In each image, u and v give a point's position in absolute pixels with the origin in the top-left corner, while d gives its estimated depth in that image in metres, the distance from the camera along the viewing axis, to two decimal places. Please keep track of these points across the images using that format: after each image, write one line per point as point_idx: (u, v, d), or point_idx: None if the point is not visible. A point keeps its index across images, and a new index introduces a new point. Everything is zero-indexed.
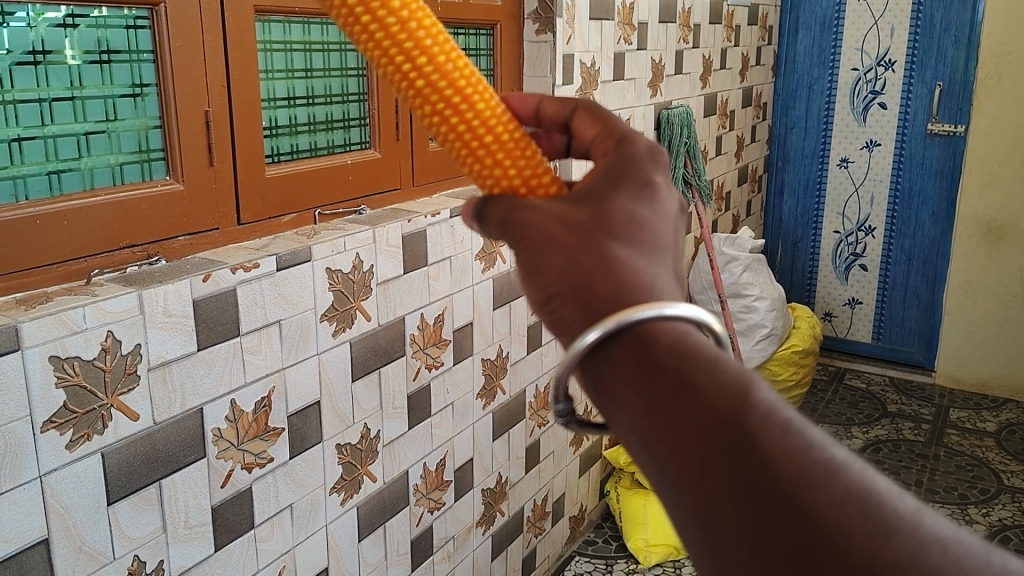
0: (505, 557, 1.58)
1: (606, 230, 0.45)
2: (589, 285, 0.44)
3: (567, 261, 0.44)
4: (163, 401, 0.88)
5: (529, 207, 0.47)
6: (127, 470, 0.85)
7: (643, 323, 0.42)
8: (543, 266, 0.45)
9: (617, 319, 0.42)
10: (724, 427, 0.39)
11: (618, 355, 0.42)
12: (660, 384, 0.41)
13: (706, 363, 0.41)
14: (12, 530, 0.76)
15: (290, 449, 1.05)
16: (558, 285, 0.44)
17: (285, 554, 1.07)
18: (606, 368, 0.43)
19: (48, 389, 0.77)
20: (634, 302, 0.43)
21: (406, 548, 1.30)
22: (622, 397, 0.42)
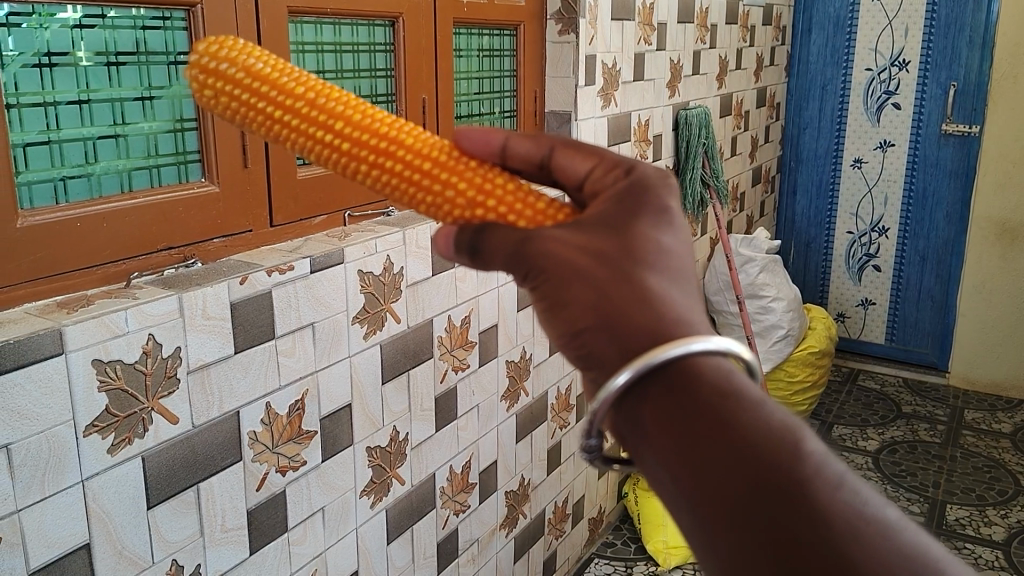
0: (527, 559, 1.58)
1: (637, 262, 0.47)
2: (624, 319, 0.45)
3: (593, 293, 0.46)
4: (202, 404, 0.87)
5: (543, 238, 0.49)
6: (166, 473, 0.85)
7: (687, 357, 0.44)
8: (570, 299, 0.47)
9: (659, 352, 0.43)
10: (771, 473, 0.41)
11: (664, 390, 0.44)
12: (707, 423, 0.42)
13: (754, 408, 0.43)
14: (56, 535, 0.76)
15: (322, 452, 1.05)
16: (587, 318, 0.46)
17: (317, 557, 1.06)
18: (648, 401, 0.44)
19: (91, 393, 0.76)
20: (674, 339, 0.44)
21: (432, 550, 1.29)
22: (662, 434, 0.43)
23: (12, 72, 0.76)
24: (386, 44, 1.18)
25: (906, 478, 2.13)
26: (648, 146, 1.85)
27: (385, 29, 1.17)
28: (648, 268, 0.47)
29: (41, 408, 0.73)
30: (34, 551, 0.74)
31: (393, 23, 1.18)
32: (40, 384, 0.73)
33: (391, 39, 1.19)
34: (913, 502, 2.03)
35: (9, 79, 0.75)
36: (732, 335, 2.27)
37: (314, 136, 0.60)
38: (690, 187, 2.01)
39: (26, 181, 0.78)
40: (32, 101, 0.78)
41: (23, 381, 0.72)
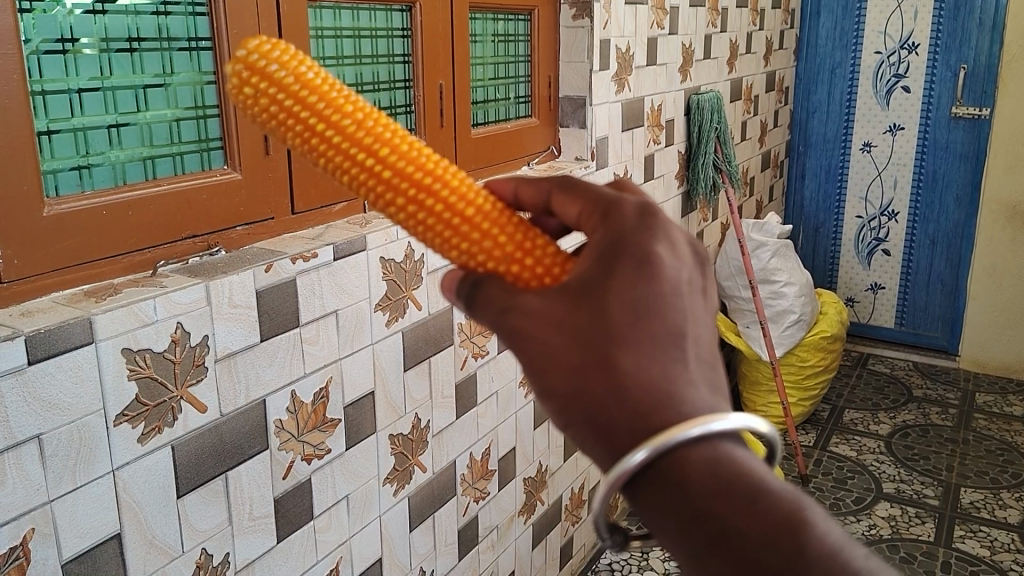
0: (545, 545, 1.58)
1: (601, 335, 0.43)
2: (598, 414, 0.42)
3: (572, 384, 0.43)
4: (228, 392, 0.87)
5: (521, 317, 0.46)
6: (195, 462, 0.85)
7: (667, 453, 0.40)
8: (551, 388, 0.44)
9: (658, 443, 0.40)
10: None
11: (655, 488, 0.41)
12: (700, 534, 0.40)
13: (750, 509, 0.40)
14: (87, 525, 0.76)
15: (346, 440, 1.05)
16: (569, 410, 0.43)
17: (341, 544, 1.06)
18: (640, 502, 0.42)
19: (120, 382, 0.76)
20: (649, 433, 0.41)
21: (453, 537, 1.29)
22: (658, 530, 0.42)
23: (36, 57, 0.75)
24: (404, 29, 1.17)
25: (918, 461, 2.13)
26: (661, 131, 1.84)
27: (402, 14, 1.17)
28: (624, 345, 0.42)
29: (71, 399, 0.73)
30: (66, 541, 0.74)
31: (410, 8, 1.17)
32: (70, 374, 0.72)
33: (408, 24, 1.18)
34: (926, 486, 2.03)
35: (32, 64, 0.74)
36: (743, 321, 2.27)
37: (354, 158, 0.53)
38: (702, 171, 1.99)
39: (51, 169, 0.77)
40: (56, 88, 0.77)
41: (53, 370, 0.71)
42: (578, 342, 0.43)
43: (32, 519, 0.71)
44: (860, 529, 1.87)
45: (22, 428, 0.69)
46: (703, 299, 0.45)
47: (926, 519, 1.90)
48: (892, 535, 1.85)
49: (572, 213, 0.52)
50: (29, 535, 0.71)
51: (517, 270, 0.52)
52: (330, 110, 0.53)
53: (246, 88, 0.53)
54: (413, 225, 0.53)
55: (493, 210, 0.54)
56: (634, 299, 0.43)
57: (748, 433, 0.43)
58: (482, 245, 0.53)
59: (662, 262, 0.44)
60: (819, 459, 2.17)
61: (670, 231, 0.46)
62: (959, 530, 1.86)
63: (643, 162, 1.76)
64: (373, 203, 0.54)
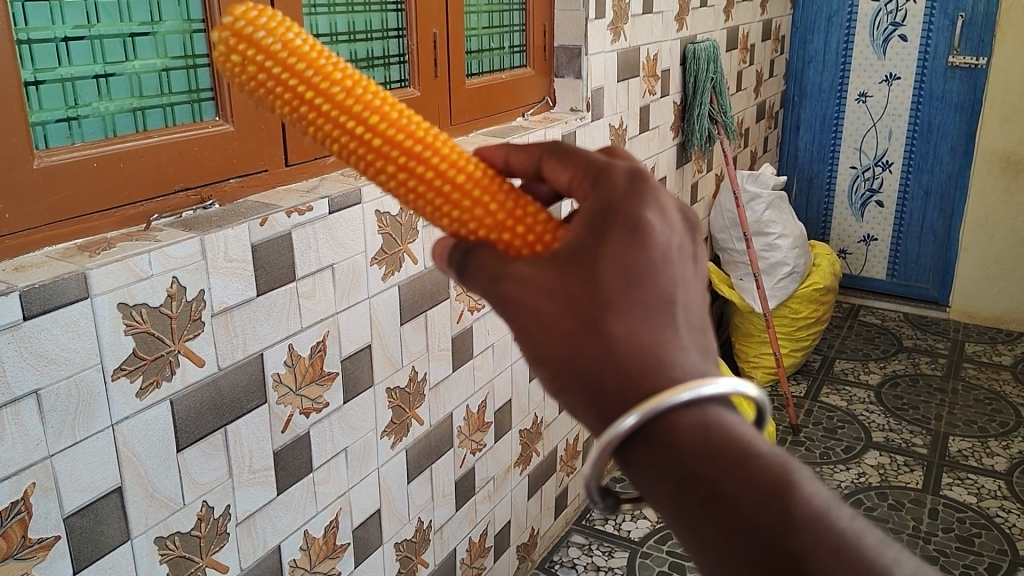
0: (541, 495, 1.60)
1: (592, 302, 0.43)
2: (590, 380, 0.43)
3: (562, 350, 0.43)
4: (226, 347, 0.87)
5: (511, 284, 0.46)
6: (194, 415, 0.85)
7: (656, 417, 0.41)
8: (542, 354, 0.44)
9: (650, 408, 0.41)
10: (764, 546, 0.40)
11: (647, 452, 0.42)
12: (691, 497, 0.41)
13: (738, 474, 0.41)
14: (88, 479, 0.76)
15: (344, 394, 1.05)
16: (562, 376, 0.44)
17: (341, 496, 1.07)
18: (631, 466, 0.42)
19: (117, 336, 0.75)
20: (640, 400, 0.41)
21: (450, 489, 1.30)
22: (649, 494, 0.42)
23: (21, 3, 0.72)
24: None
25: (907, 411, 2.16)
26: (657, 82, 1.82)
27: None
28: (615, 313, 0.42)
29: (68, 353, 0.72)
30: (67, 496, 0.74)
31: None
32: (66, 328, 0.71)
33: None
34: (915, 434, 2.05)
35: (17, 11, 0.72)
36: (737, 273, 2.27)
37: (345, 127, 0.52)
38: (698, 122, 1.97)
39: (40, 121, 0.76)
40: (42, 37, 0.75)
41: (49, 324, 0.70)
42: (570, 311, 0.43)
43: (32, 474, 0.71)
44: (850, 477, 1.90)
45: (20, 383, 0.69)
46: (693, 265, 0.45)
47: (914, 467, 1.92)
48: (880, 482, 1.88)
49: (563, 178, 0.50)
50: (30, 489, 0.71)
51: (508, 239, 0.52)
52: (319, 77, 0.51)
53: (232, 55, 0.51)
54: (405, 194, 0.53)
55: (485, 176, 0.54)
56: (624, 266, 0.43)
57: (736, 396, 0.44)
58: (474, 212, 0.52)
59: (653, 229, 0.44)
60: (810, 408, 2.19)
61: (661, 195, 0.45)
62: (947, 477, 1.89)
63: (638, 113, 1.74)
64: (363, 171, 0.53)
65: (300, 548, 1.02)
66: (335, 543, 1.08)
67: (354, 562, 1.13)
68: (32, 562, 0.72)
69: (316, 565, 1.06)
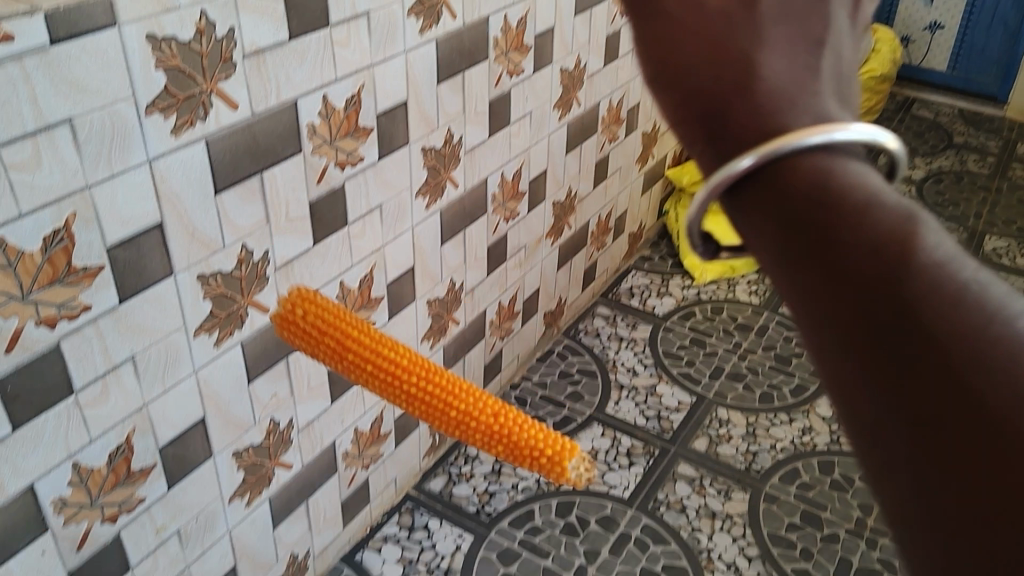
0: (570, 268, 1.81)
1: (742, 32, 0.44)
2: (726, 113, 0.44)
3: (701, 80, 0.44)
4: (259, 92, 0.93)
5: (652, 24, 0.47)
6: (230, 159, 0.94)
7: (786, 152, 0.42)
8: (674, 93, 0.45)
9: (769, 148, 0.42)
10: (872, 291, 0.39)
11: (763, 193, 0.43)
12: (807, 234, 0.41)
13: (858, 211, 0.41)
14: (132, 213, 0.86)
15: (378, 148, 1.13)
16: (694, 113, 0.45)
17: (375, 252, 1.20)
18: (747, 214, 0.44)
19: (148, 72, 0.81)
20: (776, 136, 0.43)
21: (483, 253, 1.45)
22: (760, 235, 0.44)
23: None
24: None
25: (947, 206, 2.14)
26: None
27: None
28: (762, 50, 0.44)
29: (99, 84, 0.78)
30: (109, 228, 0.84)
31: None
32: (94, 58, 0.77)
33: None
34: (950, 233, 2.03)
35: None
36: None
37: None
38: None
39: None
40: None
41: (78, 52, 0.76)
42: (708, 35, 0.44)
43: (73, 202, 0.80)
44: None
45: (52, 111, 0.76)
46: (851, 40, 0.46)
47: None
48: None
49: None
50: (72, 216, 0.81)
51: None
52: None
53: None
54: None
55: None
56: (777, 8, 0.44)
57: (875, 163, 0.44)
58: None
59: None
60: None
61: None
62: None
63: None
64: None
65: (337, 297, 1.16)
66: (370, 294, 1.22)
67: (388, 315, 1.29)
68: (80, 289, 0.84)
69: (352, 316, 1.20)
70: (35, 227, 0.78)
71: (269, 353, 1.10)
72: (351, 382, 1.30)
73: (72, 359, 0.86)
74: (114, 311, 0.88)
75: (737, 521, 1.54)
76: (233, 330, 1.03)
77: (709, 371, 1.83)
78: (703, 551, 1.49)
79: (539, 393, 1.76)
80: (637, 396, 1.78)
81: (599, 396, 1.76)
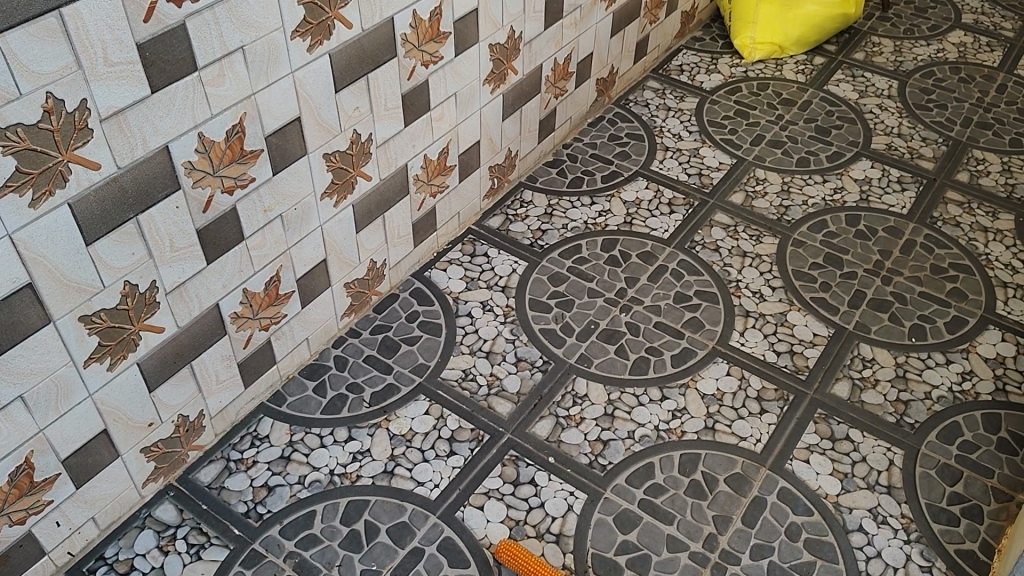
0: (622, 35, 2.02)
1: None
2: None
3: None
4: (367, 12, 1.24)
5: None
6: (346, 66, 1.25)
7: None
8: None
9: None
10: None
11: None
12: None
13: None
14: (280, 112, 1.18)
15: (452, 18, 1.42)
16: None
17: (450, 95, 1.52)
18: None
19: (293, 7, 1.12)
20: None
21: (540, 7, 1.64)
22: None
23: None
24: None
25: (974, 57, 2.30)
26: None
27: None
28: None
29: (260, 19, 1.08)
30: (267, 124, 1.17)
31: None
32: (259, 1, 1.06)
33: None
34: None
35: None
36: None
37: None
38: None
39: None
40: None
41: None
42: None
43: (245, 107, 1.13)
44: None
45: (232, 40, 1.06)
46: None
47: None
48: None
49: None
50: (245, 118, 1.13)
51: None
52: None
53: None
54: None
55: None
56: None
57: None
58: None
59: None
60: None
61: None
62: None
63: None
64: None
65: (420, 168, 1.54)
66: (446, 163, 1.61)
67: (459, 179, 1.68)
68: (248, 167, 1.18)
69: (431, 180, 1.59)
70: (220, 125, 1.10)
71: (370, 213, 1.48)
72: (430, 230, 1.67)
73: (244, 216, 1.22)
74: (268, 181, 1.23)
75: (765, 260, 1.72)
76: (346, 194, 1.40)
77: (750, 139, 2.03)
78: (733, 282, 1.67)
79: (590, 153, 1.96)
80: (682, 156, 1.97)
81: (645, 157, 1.96)
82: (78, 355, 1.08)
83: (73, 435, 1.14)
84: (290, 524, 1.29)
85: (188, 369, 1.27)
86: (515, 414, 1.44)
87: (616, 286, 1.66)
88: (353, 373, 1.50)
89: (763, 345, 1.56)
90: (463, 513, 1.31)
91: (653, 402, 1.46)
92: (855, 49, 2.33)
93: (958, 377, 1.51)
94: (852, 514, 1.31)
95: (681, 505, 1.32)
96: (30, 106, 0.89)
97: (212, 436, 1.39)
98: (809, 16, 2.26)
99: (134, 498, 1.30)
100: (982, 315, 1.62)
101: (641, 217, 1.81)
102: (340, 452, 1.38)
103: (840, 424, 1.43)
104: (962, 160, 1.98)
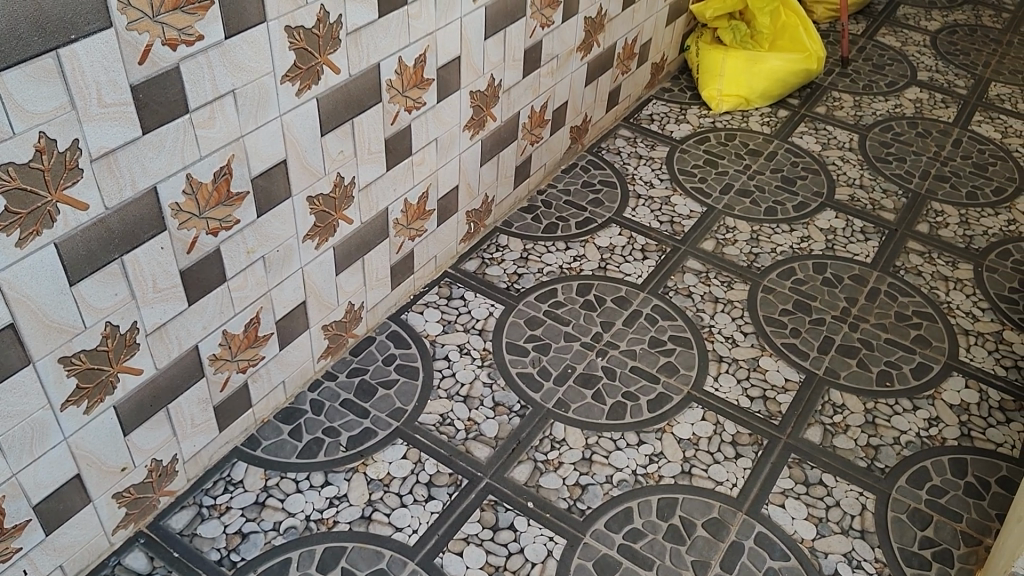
0: (596, 84, 2.06)
1: None
2: None
3: None
4: (355, 57, 1.26)
5: None
6: (333, 111, 1.27)
7: None
8: None
9: None
10: None
11: None
12: None
13: None
14: (267, 154, 1.19)
15: (436, 66, 1.45)
16: None
17: (431, 140, 1.54)
18: None
19: (284, 53, 1.13)
20: None
21: (519, 55, 1.68)
22: None
23: None
24: None
25: (930, 112, 2.40)
26: None
27: None
28: None
29: (252, 64, 1.09)
30: (254, 166, 1.17)
31: None
32: (252, 46, 1.08)
33: None
34: None
35: None
36: None
37: None
38: None
39: None
40: None
41: (241, 43, 1.06)
42: None
43: (233, 150, 1.13)
44: None
45: (223, 84, 1.07)
46: None
47: None
48: None
49: None
50: (233, 160, 1.14)
51: None
52: None
53: None
54: None
55: None
56: None
57: None
58: None
59: None
60: None
61: None
62: None
63: None
64: None
65: (400, 211, 1.55)
66: (425, 207, 1.62)
67: (437, 223, 1.69)
68: (233, 208, 1.18)
69: (410, 224, 1.60)
70: (208, 166, 1.10)
71: (350, 256, 1.48)
72: (408, 272, 1.68)
73: (227, 257, 1.21)
74: (253, 223, 1.23)
75: (736, 306, 1.76)
76: (328, 237, 1.40)
77: (719, 188, 2.08)
78: (706, 328, 1.70)
79: (564, 199, 1.99)
80: (654, 203, 2.01)
81: (618, 204, 2.00)
82: (55, 397, 1.06)
83: (45, 480, 1.11)
84: (264, 572, 1.27)
85: (164, 412, 1.24)
86: (493, 459, 1.44)
87: (592, 330, 1.68)
88: (330, 417, 1.48)
89: (737, 390, 1.58)
90: (442, 559, 1.29)
91: (630, 447, 1.47)
92: (817, 103, 2.41)
93: (925, 423, 1.54)
94: (827, 559, 1.33)
95: (660, 550, 1.32)
96: (23, 145, 0.88)
97: (185, 481, 1.36)
98: (773, 70, 2.33)
99: (103, 545, 1.26)
100: (945, 362, 1.67)
101: (615, 263, 1.84)
102: (316, 497, 1.37)
103: (814, 469, 1.45)
104: (922, 211, 2.05)
